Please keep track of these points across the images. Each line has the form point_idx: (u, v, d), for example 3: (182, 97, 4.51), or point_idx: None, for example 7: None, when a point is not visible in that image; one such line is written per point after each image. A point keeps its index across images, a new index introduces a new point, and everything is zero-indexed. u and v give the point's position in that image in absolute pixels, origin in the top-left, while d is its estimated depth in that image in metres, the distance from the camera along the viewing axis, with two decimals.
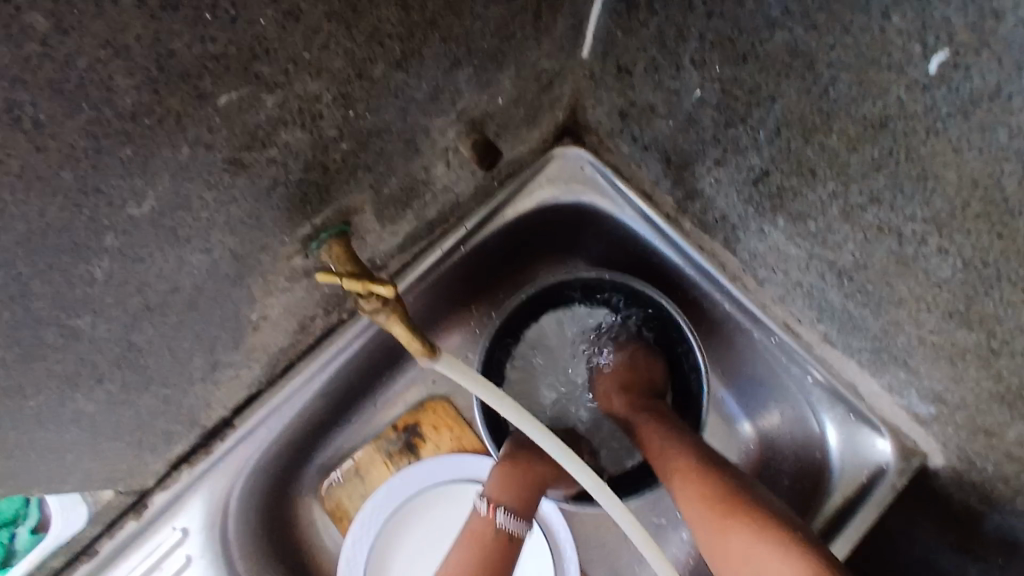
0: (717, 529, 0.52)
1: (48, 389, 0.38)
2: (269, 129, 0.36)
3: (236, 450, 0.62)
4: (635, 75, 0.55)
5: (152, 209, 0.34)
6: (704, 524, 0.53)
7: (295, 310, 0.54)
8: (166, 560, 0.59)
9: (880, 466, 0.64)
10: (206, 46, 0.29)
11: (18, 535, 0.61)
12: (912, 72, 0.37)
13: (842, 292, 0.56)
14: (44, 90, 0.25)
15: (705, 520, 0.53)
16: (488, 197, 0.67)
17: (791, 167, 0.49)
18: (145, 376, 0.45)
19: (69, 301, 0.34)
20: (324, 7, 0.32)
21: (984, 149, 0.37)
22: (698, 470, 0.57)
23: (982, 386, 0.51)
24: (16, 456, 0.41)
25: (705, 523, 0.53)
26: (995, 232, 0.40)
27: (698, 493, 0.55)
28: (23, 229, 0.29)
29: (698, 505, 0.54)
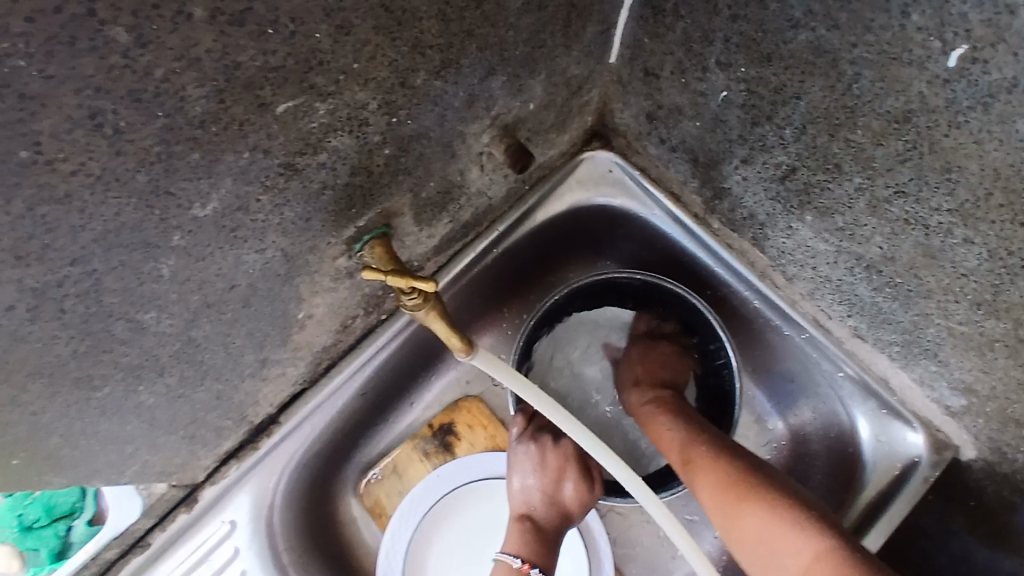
0: (733, 516, 0.55)
1: (114, 380, 0.41)
2: (321, 135, 0.38)
3: (280, 446, 0.65)
4: (662, 78, 0.57)
5: (215, 210, 0.36)
6: (720, 512, 0.57)
7: (338, 309, 0.57)
8: (215, 551, 0.63)
9: (913, 459, 0.65)
10: (268, 58, 0.31)
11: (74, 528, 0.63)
12: (933, 67, 0.38)
13: (870, 286, 0.57)
14: (124, 99, 0.27)
15: (717, 505, 0.57)
16: (520, 201, 0.69)
17: (817, 164, 0.51)
18: (201, 370, 0.48)
19: (138, 296, 0.37)
20: (372, 21, 0.35)
21: (1006, 140, 0.38)
22: (705, 455, 0.61)
23: (1011, 375, 0.51)
24: (83, 445, 0.44)
25: (721, 508, 0.57)
26: (1018, 220, 0.41)
27: (706, 482, 0.59)
28: (100, 228, 0.31)
29: (707, 495, 0.58)
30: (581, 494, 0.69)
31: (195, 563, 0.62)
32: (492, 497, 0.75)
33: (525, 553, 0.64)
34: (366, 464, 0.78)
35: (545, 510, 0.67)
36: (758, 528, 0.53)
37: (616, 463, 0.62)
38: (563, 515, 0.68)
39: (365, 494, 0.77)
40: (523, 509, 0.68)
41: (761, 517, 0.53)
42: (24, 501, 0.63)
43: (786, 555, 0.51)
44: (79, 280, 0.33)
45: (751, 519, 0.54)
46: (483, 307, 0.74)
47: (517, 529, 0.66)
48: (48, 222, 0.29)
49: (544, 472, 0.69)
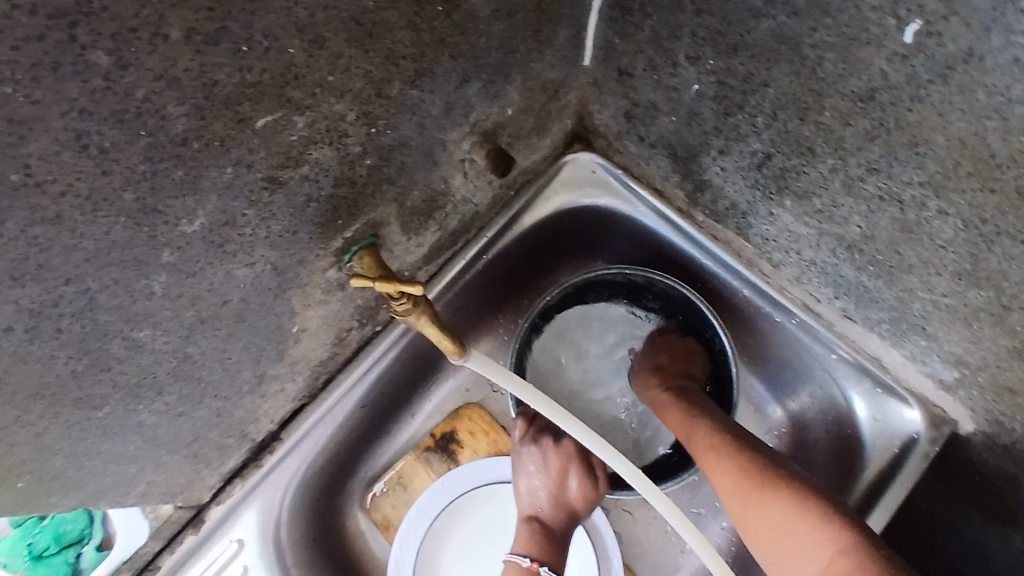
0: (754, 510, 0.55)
1: (114, 399, 0.42)
2: (302, 148, 0.39)
3: (284, 462, 0.66)
4: (635, 76, 0.58)
5: (202, 225, 0.37)
6: (741, 506, 0.56)
7: (332, 321, 0.58)
8: (226, 570, 0.64)
9: (911, 436, 0.66)
10: (244, 75, 0.33)
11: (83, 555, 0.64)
12: (891, 44, 0.39)
13: (854, 265, 0.58)
14: (108, 120, 0.29)
15: (738, 499, 0.57)
16: (506, 206, 0.70)
17: (792, 148, 0.52)
18: (200, 387, 0.49)
19: (132, 313, 0.38)
20: (344, 34, 0.36)
21: (968, 110, 0.39)
22: (730, 448, 0.60)
23: (999, 344, 0.52)
24: (87, 466, 0.45)
25: (741, 503, 0.56)
26: (987, 188, 0.42)
27: (726, 475, 0.58)
28: (91, 247, 0.32)
29: (726, 486, 0.58)
30: (586, 490, 0.69)
31: None
32: (498, 502, 0.76)
33: (535, 552, 0.64)
34: (370, 477, 0.78)
35: (551, 509, 0.68)
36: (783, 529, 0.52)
37: (619, 461, 0.63)
38: (571, 513, 0.68)
39: (371, 509, 0.77)
40: (531, 510, 0.68)
41: (784, 512, 0.53)
42: (33, 530, 0.64)
43: (812, 560, 0.50)
44: (74, 299, 0.34)
45: (772, 515, 0.53)
46: (478, 313, 0.75)
47: (526, 529, 0.67)
48: (41, 242, 0.30)
49: (548, 472, 0.69)
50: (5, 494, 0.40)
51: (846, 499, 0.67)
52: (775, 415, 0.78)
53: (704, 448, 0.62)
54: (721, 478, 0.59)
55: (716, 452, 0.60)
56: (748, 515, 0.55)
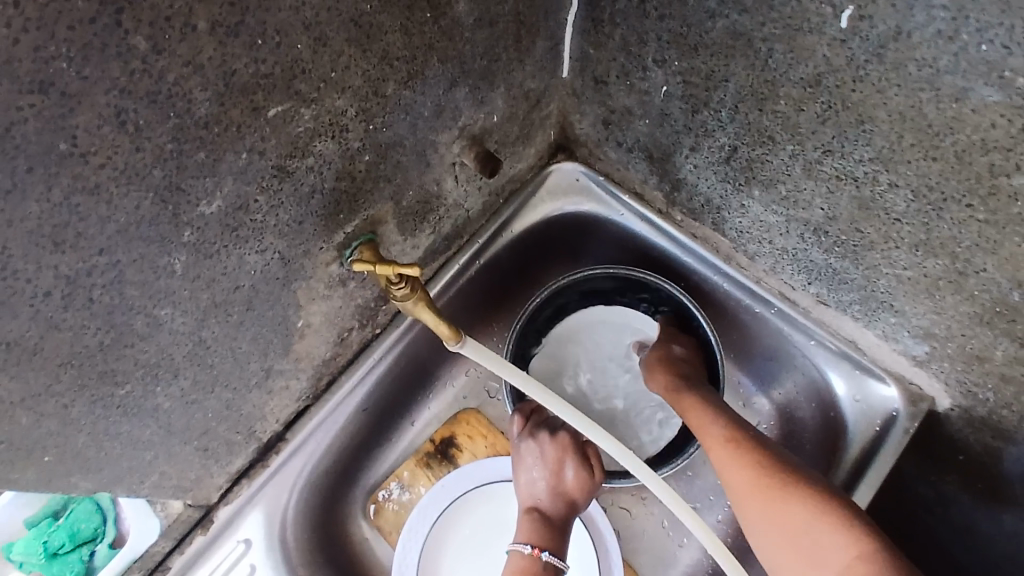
0: (773, 507, 0.56)
1: (134, 377, 0.45)
2: (307, 139, 0.44)
3: (289, 463, 0.69)
4: (610, 84, 0.63)
5: (219, 208, 0.41)
6: (755, 504, 0.57)
7: (334, 318, 0.62)
8: (234, 569, 0.65)
9: (890, 414, 0.69)
10: (259, 66, 0.37)
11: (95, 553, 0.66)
12: (829, 30, 0.44)
13: (822, 248, 0.62)
14: (143, 100, 0.33)
15: (754, 495, 0.58)
16: (496, 214, 0.75)
17: (754, 139, 0.56)
18: (211, 375, 0.52)
19: (155, 290, 0.41)
20: (344, 34, 0.41)
21: (903, 84, 0.43)
22: (745, 445, 0.61)
23: (961, 311, 0.56)
24: (106, 447, 0.48)
25: (755, 501, 0.57)
26: (930, 156, 0.46)
27: (746, 469, 0.59)
28: (123, 220, 0.36)
29: (747, 479, 0.59)
30: (583, 481, 0.71)
31: None
32: (497, 501, 0.78)
33: (535, 539, 0.67)
34: (371, 486, 0.80)
35: (550, 500, 0.70)
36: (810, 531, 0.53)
37: (608, 440, 0.65)
38: (569, 503, 0.70)
39: (373, 520, 0.79)
40: (530, 502, 0.71)
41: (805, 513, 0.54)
42: (49, 529, 0.66)
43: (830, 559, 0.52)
44: (105, 270, 0.37)
45: (793, 513, 0.55)
46: (473, 318, 0.79)
47: (526, 519, 0.69)
48: (81, 212, 0.34)
49: (547, 465, 0.71)
50: (32, 467, 0.43)
51: (834, 478, 0.70)
52: (762, 406, 0.81)
53: (722, 440, 0.63)
54: (742, 471, 0.59)
55: (739, 446, 0.61)
56: (769, 513, 0.56)
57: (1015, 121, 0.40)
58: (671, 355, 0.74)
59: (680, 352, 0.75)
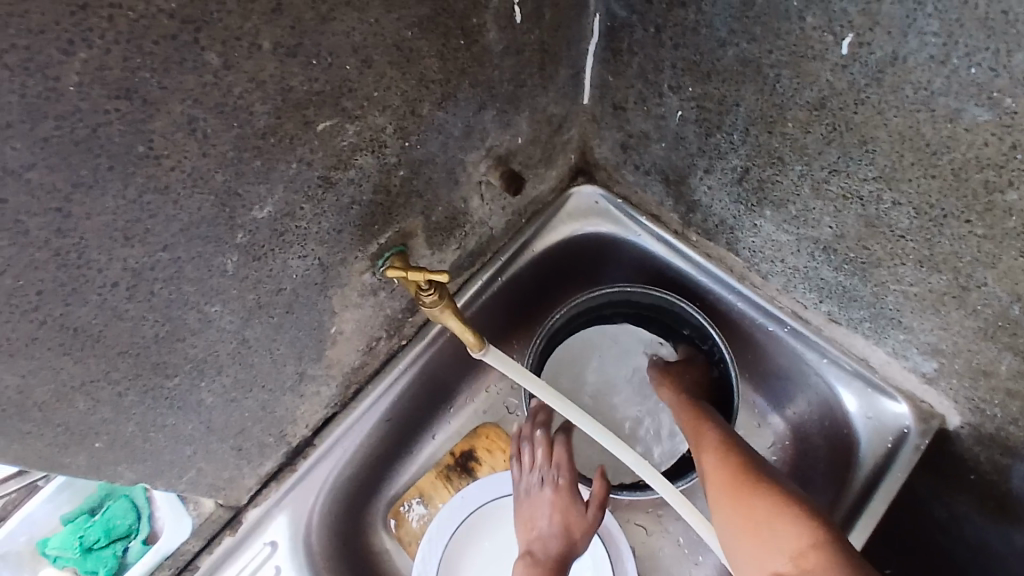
0: (742, 504, 0.56)
1: (183, 370, 0.48)
2: (350, 153, 0.48)
3: (316, 468, 0.71)
4: (628, 110, 0.67)
5: (269, 213, 0.45)
6: (728, 504, 0.58)
7: (364, 327, 0.65)
8: (260, 570, 0.68)
9: (902, 431, 0.70)
10: (313, 84, 0.41)
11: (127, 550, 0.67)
12: (832, 57, 0.48)
13: (832, 266, 0.64)
14: (212, 110, 0.37)
15: (728, 496, 0.58)
16: (518, 234, 0.78)
17: (765, 160, 0.60)
18: (251, 374, 0.55)
19: (208, 287, 0.45)
20: (387, 57, 0.45)
21: (901, 106, 0.47)
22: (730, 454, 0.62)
23: (966, 326, 0.58)
24: (153, 439, 0.51)
25: (728, 502, 0.58)
26: (929, 174, 0.49)
27: (726, 467, 0.61)
28: (186, 220, 0.40)
29: (723, 480, 0.60)
30: (580, 518, 0.72)
31: None
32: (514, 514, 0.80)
33: None
34: (392, 498, 0.82)
35: (551, 540, 0.71)
36: (766, 521, 0.53)
37: (621, 451, 0.68)
38: (569, 541, 0.71)
39: (394, 531, 0.81)
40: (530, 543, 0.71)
41: (767, 508, 0.54)
42: (85, 525, 0.67)
43: (783, 549, 0.50)
44: (166, 265, 0.41)
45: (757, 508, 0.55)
46: (494, 334, 0.82)
47: (523, 561, 0.70)
48: (151, 209, 0.38)
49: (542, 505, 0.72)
50: (86, 452, 0.46)
51: (846, 494, 0.71)
52: (775, 424, 0.83)
53: (713, 445, 0.65)
54: (721, 470, 0.61)
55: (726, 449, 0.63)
56: (738, 505, 0.57)
57: (1005, 139, 0.43)
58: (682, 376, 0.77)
59: (686, 375, 0.77)
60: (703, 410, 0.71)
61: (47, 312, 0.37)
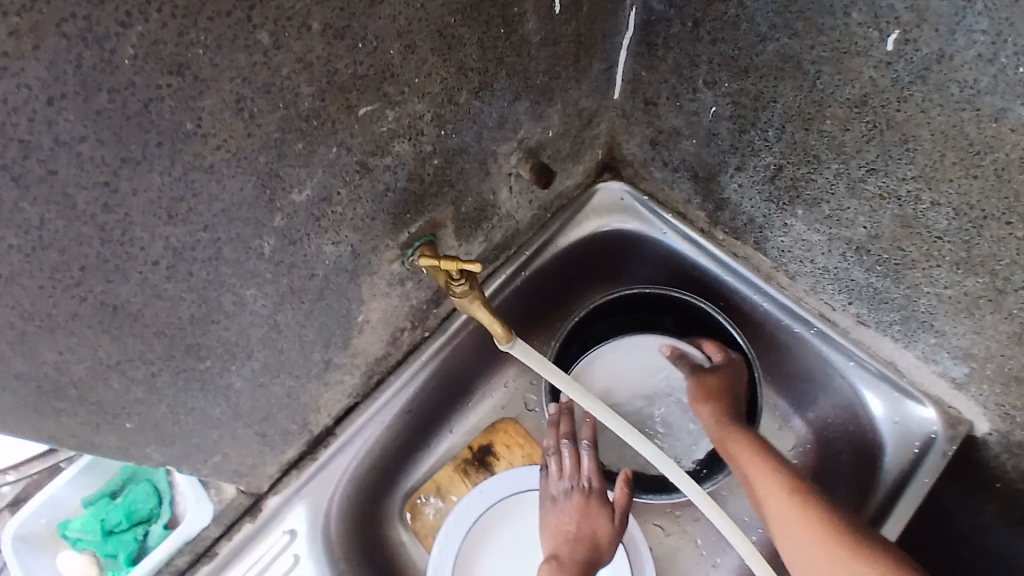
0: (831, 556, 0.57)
1: (216, 353, 0.48)
2: (388, 139, 0.48)
3: (336, 458, 0.71)
4: (659, 105, 0.67)
5: (308, 197, 0.45)
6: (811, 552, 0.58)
7: (391, 316, 0.65)
8: (278, 559, 0.67)
9: (928, 436, 0.69)
10: (357, 68, 0.41)
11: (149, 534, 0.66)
12: (876, 53, 0.47)
13: (863, 267, 0.64)
14: (259, 90, 0.37)
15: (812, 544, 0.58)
16: (543, 228, 0.78)
17: (799, 158, 0.59)
18: (280, 360, 0.55)
19: (245, 270, 0.45)
20: (430, 44, 0.45)
21: (945, 105, 0.46)
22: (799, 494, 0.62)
23: (1000, 330, 0.57)
24: (183, 423, 0.50)
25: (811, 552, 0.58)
26: (971, 174, 0.49)
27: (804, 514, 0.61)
28: (227, 200, 0.40)
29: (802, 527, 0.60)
30: (604, 526, 0.72)
31: (261, 569, 0.67)
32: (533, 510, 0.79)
33: None
34: (410, 491, 0.82)
35: (575, 548, 0.70)
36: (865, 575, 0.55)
37: (642, 445, 0.68)
38: (593, 549, 0.70)
39: (411, 526, 0.80)
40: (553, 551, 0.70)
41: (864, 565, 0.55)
42: (106, 507, 0.66)
43: None
44: (206, 246, 0.41)
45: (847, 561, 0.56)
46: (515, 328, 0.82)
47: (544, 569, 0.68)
48: (195, 187, 0.38)
49: (567, 512, 0.72)
50: (118, 433, 0.46)
51: (869, 500, 0.71)
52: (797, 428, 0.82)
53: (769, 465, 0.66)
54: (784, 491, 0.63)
55: (783, 471, 0.65)
56: (811, 533, 0.59)
57: None
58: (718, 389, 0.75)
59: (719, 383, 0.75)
60: (744, 427, 0.71)
61: (89, 289, 0.36)
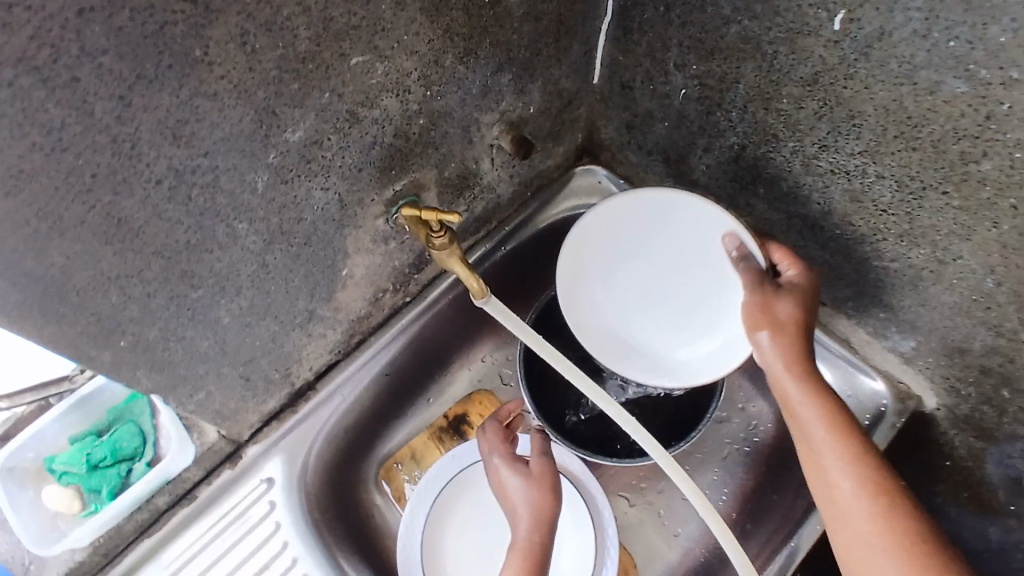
0: None
1: (208, 284, 0.51)
2: (376, 92, 0.52)
3: (316, 412, 0.74)
4: (634, 89, 0.72)
5: (301, 138, 0.49)
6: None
7: (373, 274, 0.68)
8: (255, 505, 0.70)
9: (879, 408, 0.74)
10: (352, 18, 0.45)
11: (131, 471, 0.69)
12: (825, 32, 0.52)
13: (819, 244, 0.68)
14: (261, 27, 0.41)
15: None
16: (523, 206, 0.82)
17: (760, 137, 0.64)
18: (267, 302, 0.59)
19: (238, 204, 0.48)
20: (419, 3, 0.49)
21: (887, 80, 0.51)
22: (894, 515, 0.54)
23: (942, 301, 0.62)
24: (173, 352, 0.54)
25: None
26: (911, 147, 0.53)
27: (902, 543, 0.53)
28: (226, 130, 0.44)
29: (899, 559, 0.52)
30: (550, 497, 0.68)
31: (237, 513, 0.69)
32: None
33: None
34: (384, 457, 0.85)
35: (527, 528, 0.66)
36: None
37: (607, 403, 0.71)
38: (546, 524, 0.66)
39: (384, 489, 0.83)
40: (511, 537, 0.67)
41: None
42: (92, 443, 0.69)
43: None
44: (205, 172, 0.45)
45: None
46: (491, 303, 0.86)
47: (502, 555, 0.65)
48: (198, 113, 0.41)
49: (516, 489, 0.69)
50: (112, 351, 0.49)
51: None
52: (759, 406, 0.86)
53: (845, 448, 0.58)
54: (857, 489, 0.56)
55: (863, 459, 0.58)
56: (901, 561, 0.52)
57: (981, 109, 0.47)
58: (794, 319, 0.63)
59: (793, 313, 0.62)
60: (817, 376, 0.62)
61: (97, 198, 0.40)
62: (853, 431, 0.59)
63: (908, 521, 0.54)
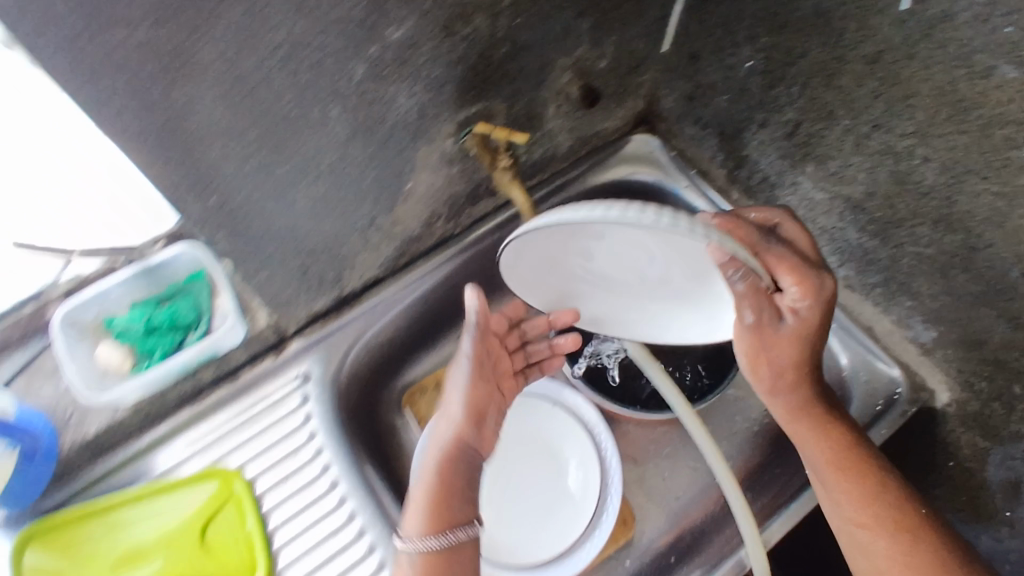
0: None
1: (295, 161, 0.56)
2: (473, 10, 0.56)
3: (357, 321, 0.78)
4: (703, 59, 0.75)
5: (401, 38, 0.53)
6: None
7: (434, 195, 0.72)
8: (289, 396, 0.76)
9: (893, 395, 0.77)
10: None
11: (182, 343, 0.71)
12: (893, 11, 0.55)
13: (858, 227, 0.71)
14: None
15: None
16: (576, 162, 0.85)
17: (816, 114, 0.67)
18: (338, 196, 0.63)
19: (336, 89, 0.53)
20: None
21: (944, 61, 0.54)
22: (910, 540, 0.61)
23: (969, 290, 0.64)
24: (250, 222, 0.58)
25: None
26: (960, 130, 0.56)
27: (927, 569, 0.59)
28: (341, 13, 0.48)
29: None
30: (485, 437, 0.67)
31: (275, 400, 0.75)
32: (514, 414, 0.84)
33: None
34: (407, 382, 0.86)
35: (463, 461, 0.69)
36: None
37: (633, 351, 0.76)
38: None
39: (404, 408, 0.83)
40: None
41: None
42: (152, 308, 0.71)
43: None
44: (316, 49, 0.49)
45: None
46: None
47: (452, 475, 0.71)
48: None
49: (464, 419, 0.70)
50: (202, 206, 0.53)
51: None
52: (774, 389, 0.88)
53: (850, 462, 0.65)
54: (872, 525, 0.62)
55: (874, 495, 0.63)
56: None
57: None
58: (789, 346, 0.62)
59: (795, 353, 0.63)
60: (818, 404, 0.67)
61: (223, 48, 0.44)
62: (864, 460, 0.65)
63: (932, 552, 0.60)
